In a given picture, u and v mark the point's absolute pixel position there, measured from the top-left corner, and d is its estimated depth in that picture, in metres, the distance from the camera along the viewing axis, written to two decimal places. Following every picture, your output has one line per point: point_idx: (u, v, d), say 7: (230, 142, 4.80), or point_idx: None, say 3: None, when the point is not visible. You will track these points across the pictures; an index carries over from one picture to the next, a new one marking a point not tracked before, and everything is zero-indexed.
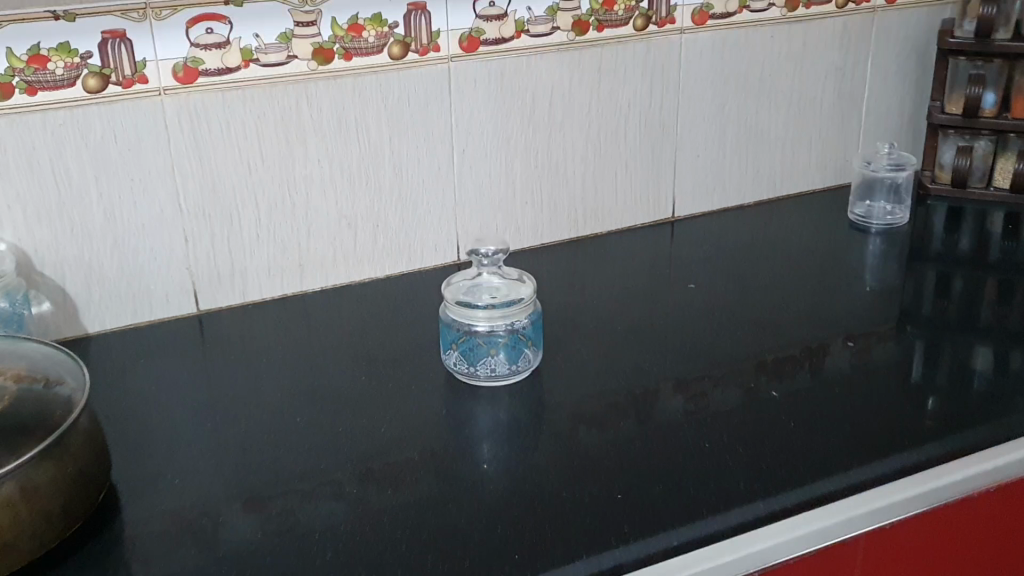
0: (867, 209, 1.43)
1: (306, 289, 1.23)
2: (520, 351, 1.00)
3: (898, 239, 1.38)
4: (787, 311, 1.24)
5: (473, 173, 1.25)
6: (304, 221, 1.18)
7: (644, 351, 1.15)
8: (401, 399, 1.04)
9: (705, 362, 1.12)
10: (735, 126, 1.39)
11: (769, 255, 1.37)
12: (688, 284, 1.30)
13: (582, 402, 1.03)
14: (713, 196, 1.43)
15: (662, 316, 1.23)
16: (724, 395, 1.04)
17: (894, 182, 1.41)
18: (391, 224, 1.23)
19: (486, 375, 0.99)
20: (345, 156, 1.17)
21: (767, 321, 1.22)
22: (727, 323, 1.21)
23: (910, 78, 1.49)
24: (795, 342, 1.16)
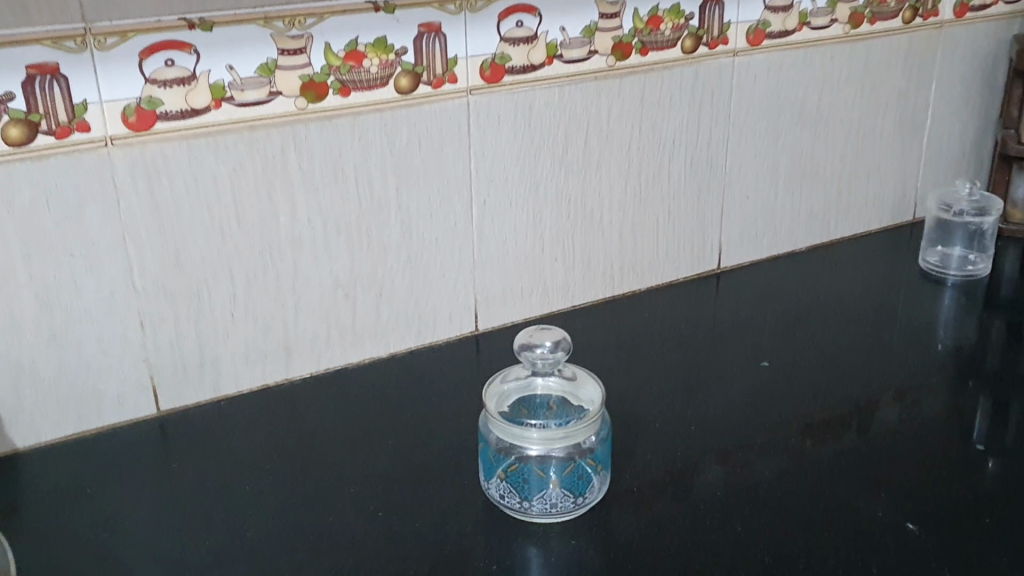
0: (938, 256, 1.25)
1: (293, 376, 0.98)
2: (585, 478, 0.78)
3: (978, 289, 1.19)
4: (875, 380, 1.03)
5: (495, 227, 1.02)
6: (291, 294, 0.94)
7: (714, 429, 0.94)
8: (429, 513, 0.81)
9: (795, 446, 0.91)
10: (788, 161, 1.19)
11: (836, 312, 1.16)
12: (761, 363, 1.06)
13: (646, 496, 0.82)
14: (762, 241, 1.22)
15: (728, 386, 1.02)
16: (823, 487, 0.84)
17: (977, 229, 1.24)
18: (398, 292, 0.99)
19: (542, 510, 0.77)
20: (342, 212, 0.94)
21: (852, 390, 1.01)
22: (809, 397, 1.00)
23: (975, 102, 1.30)
24: (892, 415, 0.96)
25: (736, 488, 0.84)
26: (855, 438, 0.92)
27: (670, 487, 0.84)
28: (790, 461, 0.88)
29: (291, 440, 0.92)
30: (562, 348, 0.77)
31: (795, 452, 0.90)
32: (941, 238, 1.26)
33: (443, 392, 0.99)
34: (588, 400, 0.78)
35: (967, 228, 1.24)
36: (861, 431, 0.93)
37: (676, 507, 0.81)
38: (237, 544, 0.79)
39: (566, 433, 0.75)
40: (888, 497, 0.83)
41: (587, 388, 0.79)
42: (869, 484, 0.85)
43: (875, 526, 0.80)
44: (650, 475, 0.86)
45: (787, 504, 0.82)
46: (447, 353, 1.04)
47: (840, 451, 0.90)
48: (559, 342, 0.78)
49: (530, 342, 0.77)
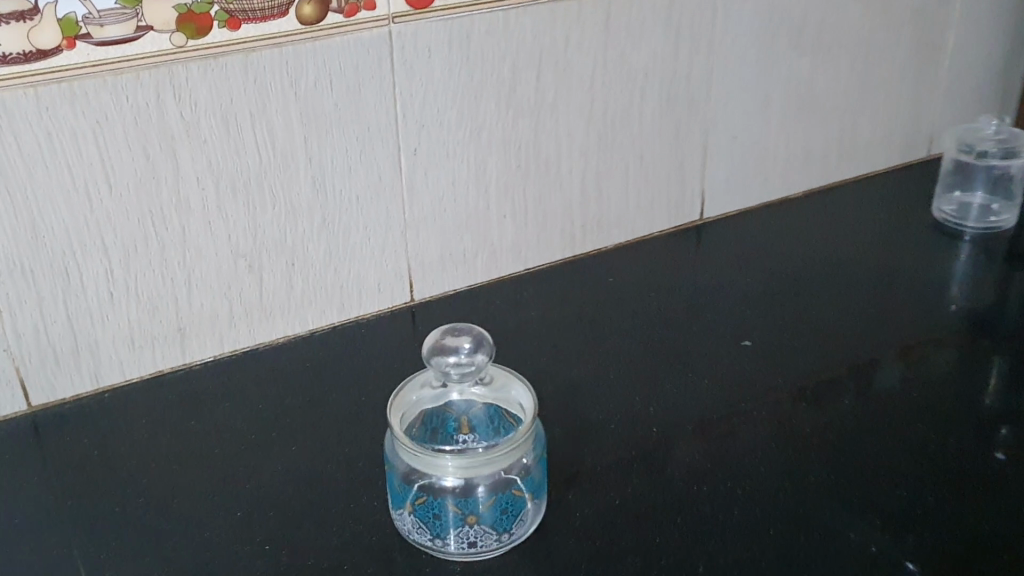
0: (955, 202, 1.09)
1: (192, 361, 0.85)
2: (514, 509, 0.65)
3: (999, 241, 1.03)
4: (879, 347, 0.87)
5: (429, 182, 0.87)
6: (181, 268, 0.80)
7: (685, 414, 0.79)
8: (331, 541, 0.67)
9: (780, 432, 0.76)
10: (783, 94, 1.02)
11: (835, 268, 1.01)
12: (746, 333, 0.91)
13: (594, 507, 0.68)
14: (751, 186, 1.06)
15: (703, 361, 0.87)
16: (814, 498, 0.69)
17: (1004, 173, 1.07)
18: (313, 261, 0.85)
19: (461, 550, 0.64)
20: (239, 170, 0.78)
21: (847, 359, 0.86)
22: (798, 369, 0.85)
23: (1003, 18, 1.12)
24: (894, 390, 0.81)
25: (704, 493, 0.70)
26: (850, 424, 0.77)
27: (621, 493, 0.70)
28: (766, 458, 0.73)
29: (180, 443, 0.78)
30: (482, 352, 0.63)
31: (774, 443, 0.75)
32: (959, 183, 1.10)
33: (367, 376, 0.85)
34: (516, 413, 0.64)
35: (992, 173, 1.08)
36: (861, 412, 0.79)
37: (621, 516, 0.68)
38: None
39: (485, 461, 0.61)
40: (884, 520, 0.67)
41: (515, 397, 0.65)
42: (863, 488, 0.70)
43: (878, 558, 0.64)
44: (600, 469, 0.72)
45: (754, 519, 0.67)
46: (376, 328, 0.90)
47: (825, 435, 0.76)
48: (479, 345, 0.63)
49: (443, 345, 0.63)
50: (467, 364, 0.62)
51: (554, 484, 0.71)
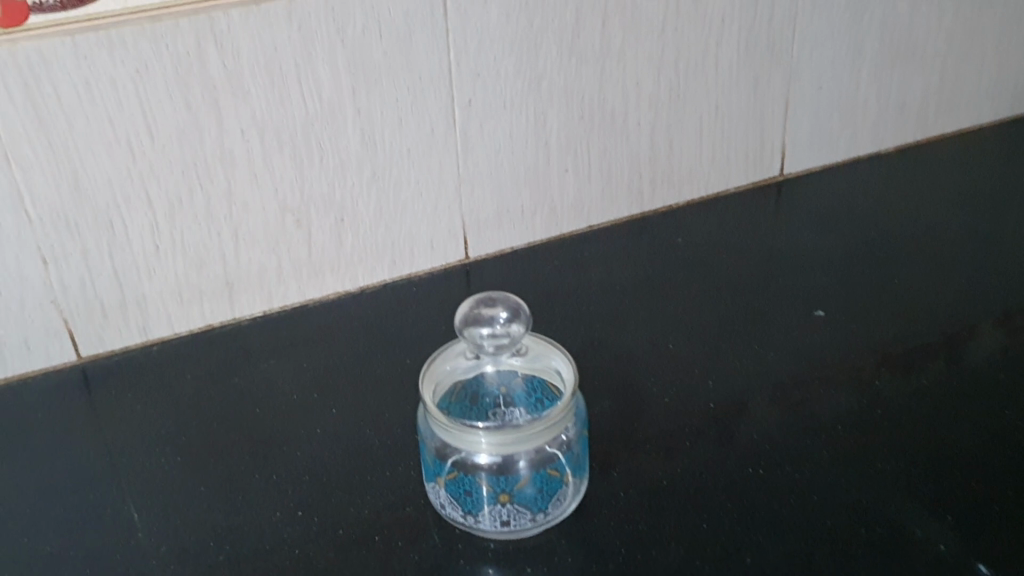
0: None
1: (241, 315, 0.83)
2: (549, 489, 0.61)
3: None
4: (970, 316, 0.81)
5: (485, 134, 0.83)
6: (227, 222, 0.78)
7: (746, 387, 0.74)
8: (362, 507, 0.65)
9: (857, 405, 0.71)
10: (877, 41, 0.94)
11: (927, 232, 0.93)
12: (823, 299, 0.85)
13: (640, 486, 0.65)
14: (838, 140, 0.99)
15: (772, 329, 0.81)
16: (881, 489, 0.64)
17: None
18: (363, 216, 0.82)
19: (493, 530, 0.60)
20: (285, 121, 0.76)
21: (933, 330, 0.79)
22: (875, 335, 0.79)
23: None
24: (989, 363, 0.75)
25: (760, 478, 0.65)
26: (930, 404, 0.71)
27: (671, 473, 0.66)
28: (833, 441, 0.68)
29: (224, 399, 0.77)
30: (517, 323, 0.59)
31: (841, 425, 0.69)
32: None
33: (417, 335, 0.83)
34: (556, 389, 0.60)
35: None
36: (944, 391, 0.72)
37: (669, 499, 0.63)
38: (134, 542, 0.64)
39: (520, 437, 0.57)
40: (957, 520, 0.61)
41: (555, 372, 0.61)
42: (938, 479, 0.64)
43: (946, 559, 0.58)
44: (651, 448, 0.68)
45: (812, 511, 0.62)
46: (429, 285, 0.87)
47: (900, 416, 0.70)
48: (515, 316, 0.59)
49: (476, 315, 0.59)
50: (502, 335, 0.59)
51: (599, 460, 0.67)
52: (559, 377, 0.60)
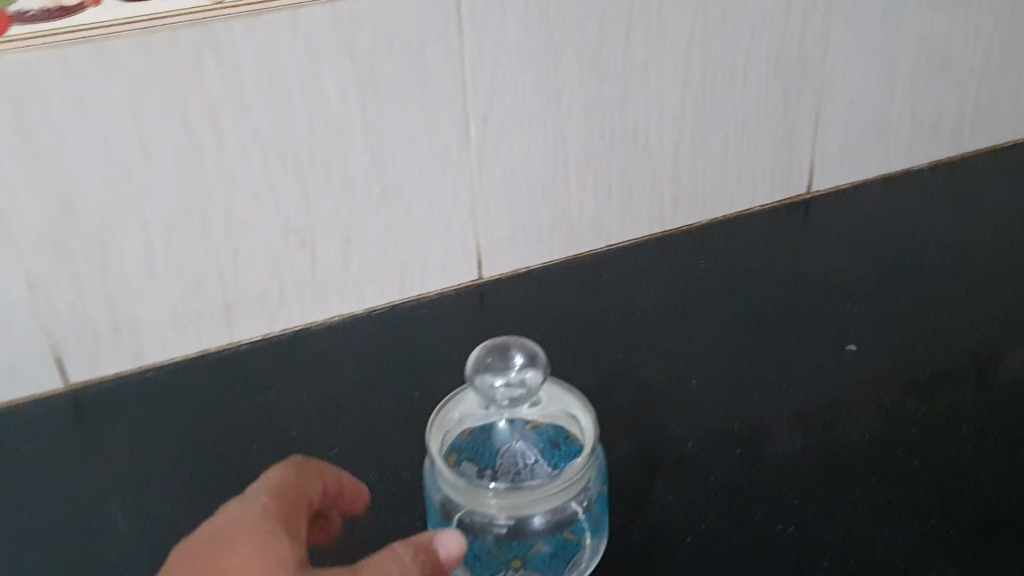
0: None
1: (240, 341, 0.79)
2: (565, 553, 0.56)
3: None
4: (1008, 345, 0.77)
5: (500, 152, 0.78)
6: (226, 242, 0.74)
7: (773, 422, 0.70)
8: (360, 551, 0.61)
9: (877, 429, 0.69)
10: (911, 54, 0.90)
11: (961, 256, 0.89)
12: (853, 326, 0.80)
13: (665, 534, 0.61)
14: (869, 158, 0.95)
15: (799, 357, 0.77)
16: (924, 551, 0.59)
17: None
18: (371, 236, 0.78)
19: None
20: (288, 138, 0.71)
21: (963, 358, 0.76)
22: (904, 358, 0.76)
23: None
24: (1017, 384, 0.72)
25: (791, 535, 0.60)
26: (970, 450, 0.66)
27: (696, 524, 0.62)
28: (869, 489, 0.63)
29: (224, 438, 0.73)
30: (535, 373, 0.55)
31: (874, 474, 0.65)
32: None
33: (425, 363, 0.79)
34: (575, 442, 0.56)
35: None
36: (984, 431, 0.68)
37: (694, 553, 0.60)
38: None
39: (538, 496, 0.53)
40: None
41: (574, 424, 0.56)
42: (982, 539, 0.60)
43: None
44: (675, 495, 0.64)
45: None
46: (439, 308, 0.83)
47: (939, 463, 0.65)
48: (532, 364, 0.55)
49: (491, 364, 0.55)
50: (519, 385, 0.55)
51: (618, 510, 0.63)
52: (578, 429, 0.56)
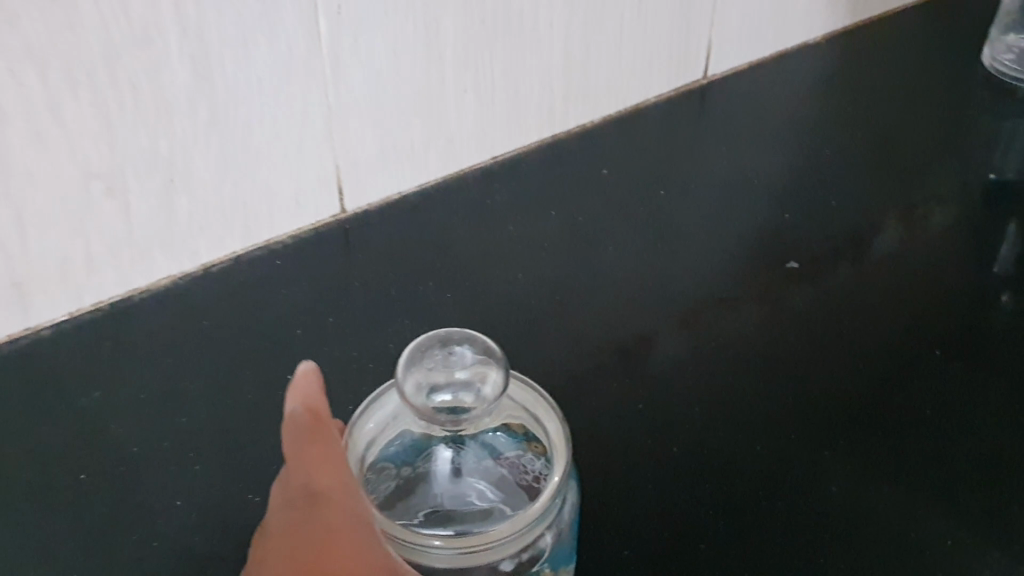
0: (1014, 49, 0.94)
1: (40, 324, 0.60)
2: None
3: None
4: (916, 253, 0.74)
5: (360, 51, 0.61)
6: (5, 202, 0.54)
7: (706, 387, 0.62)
8: None
9: (765, 318, 0.67)
10: None
11: (849, 130, 0.87)
12: (776, 234, 0.75)
13: (612, 495, 0.55)
14: (762, 31, 0.88)
15: (699, 246, 0.73)
16: (892, 524, 0.54)
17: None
18: (201, 175, 0.60)
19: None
20: (78, 53, 0.52)
21: (878, 279, 0.71)
22: (793, 237, 0.75)
23: None
24: (892, 257, 0.74)
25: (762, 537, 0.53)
26: (932, 416, 0.60)
27: (655, 505, 0.55)
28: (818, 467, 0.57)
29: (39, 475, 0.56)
30: (489, 376, 0.41)
31: (827, 451, 0.58)
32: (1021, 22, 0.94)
33: (292, 331, 0.63)
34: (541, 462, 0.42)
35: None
36: (900, 359, 0.64)
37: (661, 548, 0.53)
38: None
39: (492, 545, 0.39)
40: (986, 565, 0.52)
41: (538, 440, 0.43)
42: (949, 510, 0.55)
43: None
44: (622, 504, 0.55)
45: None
46: (296, 258, 0.68)
47: (892, 427, 0.59)
48: (486, 364, 0.41)
49: (429, 358, 0.41)
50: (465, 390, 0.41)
51: None
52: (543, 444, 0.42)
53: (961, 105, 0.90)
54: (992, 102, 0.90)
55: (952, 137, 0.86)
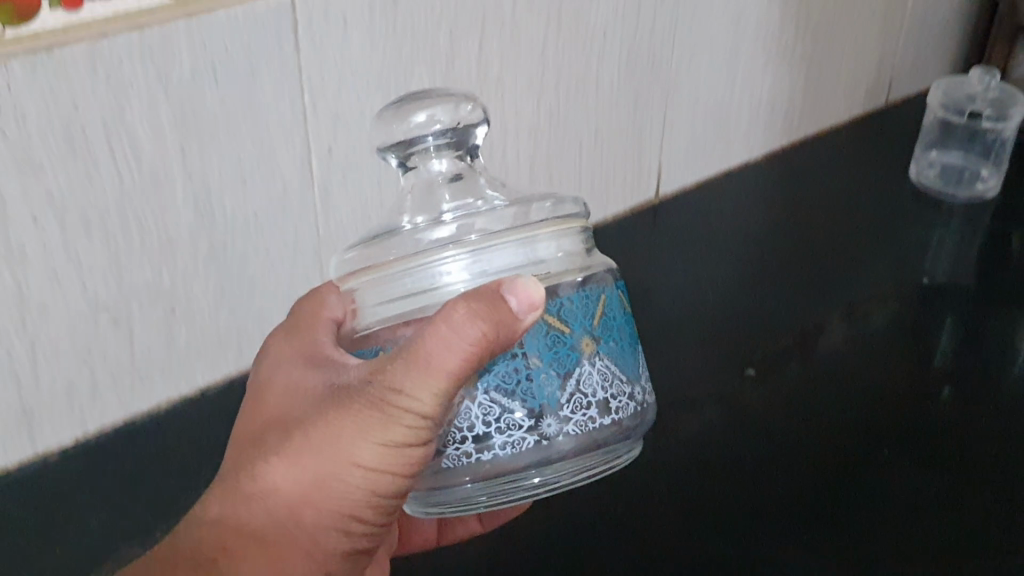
0: (934, 165, 1.04)
1: (46, 450, 0.63)
2: (564, 348, 0.46)
3: (968, 225, 0.97)
4: (858, 358, 0.81)
5: (348, 187, 0.67)
6: (20, 337, 0.58)
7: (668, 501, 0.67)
8: None
9: (724, 423, 0.74)
10: (750, 46, 0.88)
11: (789, 244, 0.95)
12: (730, 349, 0.81)
13: None
14: (710, 154, 0.94)
15: (664, 359, 0.79)
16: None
17: (996, 136, 1.00)
18: (199, 304, 0.64)
19: (487, 469, 0.46)
20: (92, 201, 0.56)
21: (824, 382, 0.78)
22: (747, 346, 0.81)
23: None
24: (838, 358, 0.81)
25: None
26: (884, 517, 0.66)
27: None
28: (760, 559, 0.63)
29: None
30: (462, 151, 0.55)
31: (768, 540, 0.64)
32: (939, 140, 1.04)
33: None
34: (576, 238, 0.51)
35: (982, 134, 1.01)
36: (832, 454, 0.71)
37: None
38: None
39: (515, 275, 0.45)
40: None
41: (496, 191, 0.56)
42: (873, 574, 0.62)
43: None
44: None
45: None
46: None
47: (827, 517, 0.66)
48: (462, 138, 0.54)
49: (404, 133, 0.52)
50: (457, 206, 0.54)
51: None
52: (554, 209, 0.51)
53: (893, 214, 0.98)
54: (921, 210, 0.99)
55: (887, 245, 0.94)
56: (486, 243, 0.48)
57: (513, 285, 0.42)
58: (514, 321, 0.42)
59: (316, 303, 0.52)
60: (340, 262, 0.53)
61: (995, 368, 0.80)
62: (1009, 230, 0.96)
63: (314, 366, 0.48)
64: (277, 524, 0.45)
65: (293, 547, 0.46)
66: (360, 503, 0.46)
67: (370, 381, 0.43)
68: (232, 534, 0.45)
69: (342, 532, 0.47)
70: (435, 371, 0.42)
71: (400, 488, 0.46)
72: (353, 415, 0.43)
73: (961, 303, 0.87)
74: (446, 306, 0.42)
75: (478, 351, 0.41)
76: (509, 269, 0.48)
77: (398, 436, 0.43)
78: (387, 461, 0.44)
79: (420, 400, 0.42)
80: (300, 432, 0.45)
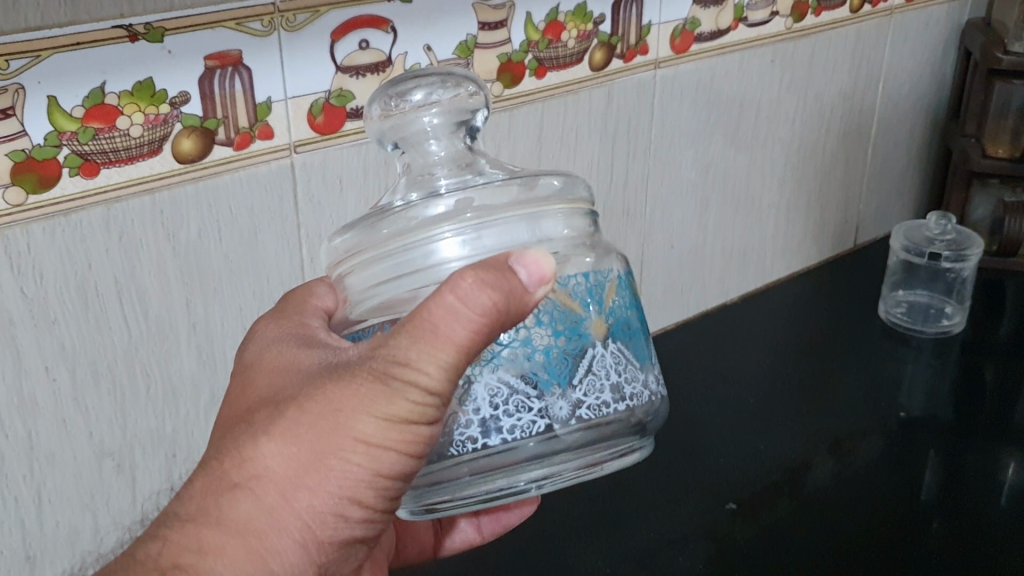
0: (902, 303, 1.08)
1: None
2: (572, 338, 0.50)
3: (947, 364, 1.00)
4: (837, 492, 0.83)
5: None
6: (27, 484, 0.60)
7: None
8: None
9: (708, 558, 0.76)
10: (720, 197, 0.94)
11: (767, 381, 0.98)
12: (713, 491, 0.83)
13: None
14: (688, 297, 0.99)
15: (650, 508, 0.82)
16: None
17: (957, 275, 1.04)
18: (198, 446, 0.68)
19: (494, 454, 0.48)
20: (102, 350, 0.60)
21: (806, 517, 0.80)
22: (729, 486, 0.84)
23: (911, 121, 1.12)
24: (822, 493, 0.83)
25: None
26: None
27: None
28: None
29: None
30: (459, 132, 0.55)
31: None
32: (905, 280, 1.08)
33: None
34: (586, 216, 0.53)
35: (944, 274, 1.05)
36: None
37: None
38: None
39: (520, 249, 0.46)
40: None
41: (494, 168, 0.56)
42: None
43: None
44: None
45: None
46: None
47: None
48: (460, 121, 0.54)
49: (411, 116, 0.52)
50: (455, 180, 0.54)
51: None
52: (560, 187, 0.53)
53: (870, 353, 1.02)
54: (894, 347, 1.03)
55: (866, 383, 0.98)
56: (486, 219, 0.49)
57: (521, 256, 0.43)
58: (525, 293, 0.43)
59: (305, 295, 0.53)
60: (332, 248, 0.55)
61: (975, 500, 0.82)
62: (981, 365, 1.00)
63: (309, 348, 0.48)
64: (262, 511, 0.44)
65: (276, 538, 0.45)
66: (359, 484, 0.45)
67: (374, 354, 0.43)
68: (209, 530, 0.44)
69: (323, 540, 0.46)
70: (444, 341, 0.42)
71: (400, 466, 0.46)
72: (355, 387, 0.43)
73: (938, 436, 0.90)
74: (451, 278, 0.42)
75: (486, 321, 0.42)
76: (511, 242, 0.49)
77: (403, 409, 0.43)
78: (388, 437, 0.44)
79: (425, 373, 0.42)
80: (296, 408, 0.44)
